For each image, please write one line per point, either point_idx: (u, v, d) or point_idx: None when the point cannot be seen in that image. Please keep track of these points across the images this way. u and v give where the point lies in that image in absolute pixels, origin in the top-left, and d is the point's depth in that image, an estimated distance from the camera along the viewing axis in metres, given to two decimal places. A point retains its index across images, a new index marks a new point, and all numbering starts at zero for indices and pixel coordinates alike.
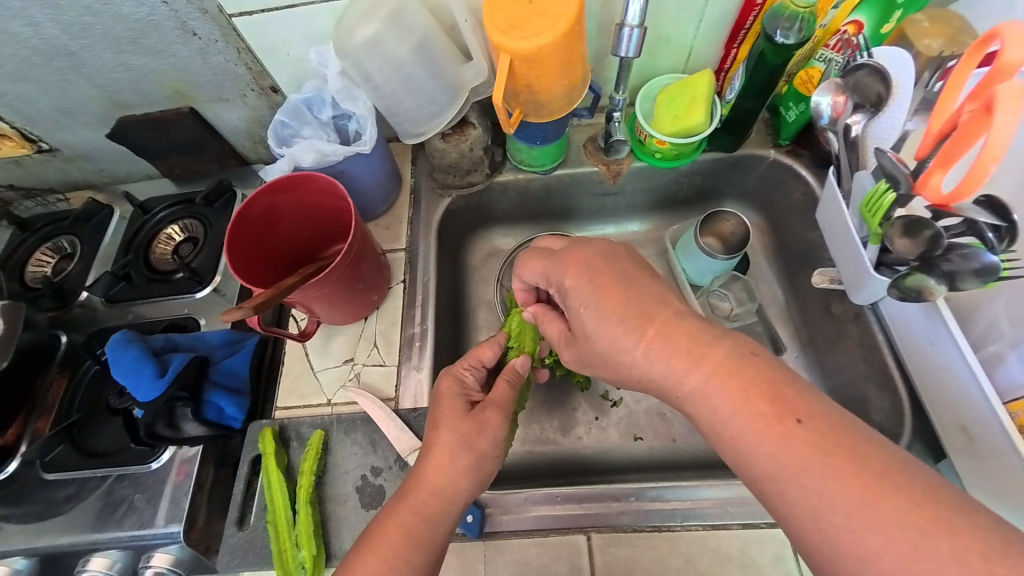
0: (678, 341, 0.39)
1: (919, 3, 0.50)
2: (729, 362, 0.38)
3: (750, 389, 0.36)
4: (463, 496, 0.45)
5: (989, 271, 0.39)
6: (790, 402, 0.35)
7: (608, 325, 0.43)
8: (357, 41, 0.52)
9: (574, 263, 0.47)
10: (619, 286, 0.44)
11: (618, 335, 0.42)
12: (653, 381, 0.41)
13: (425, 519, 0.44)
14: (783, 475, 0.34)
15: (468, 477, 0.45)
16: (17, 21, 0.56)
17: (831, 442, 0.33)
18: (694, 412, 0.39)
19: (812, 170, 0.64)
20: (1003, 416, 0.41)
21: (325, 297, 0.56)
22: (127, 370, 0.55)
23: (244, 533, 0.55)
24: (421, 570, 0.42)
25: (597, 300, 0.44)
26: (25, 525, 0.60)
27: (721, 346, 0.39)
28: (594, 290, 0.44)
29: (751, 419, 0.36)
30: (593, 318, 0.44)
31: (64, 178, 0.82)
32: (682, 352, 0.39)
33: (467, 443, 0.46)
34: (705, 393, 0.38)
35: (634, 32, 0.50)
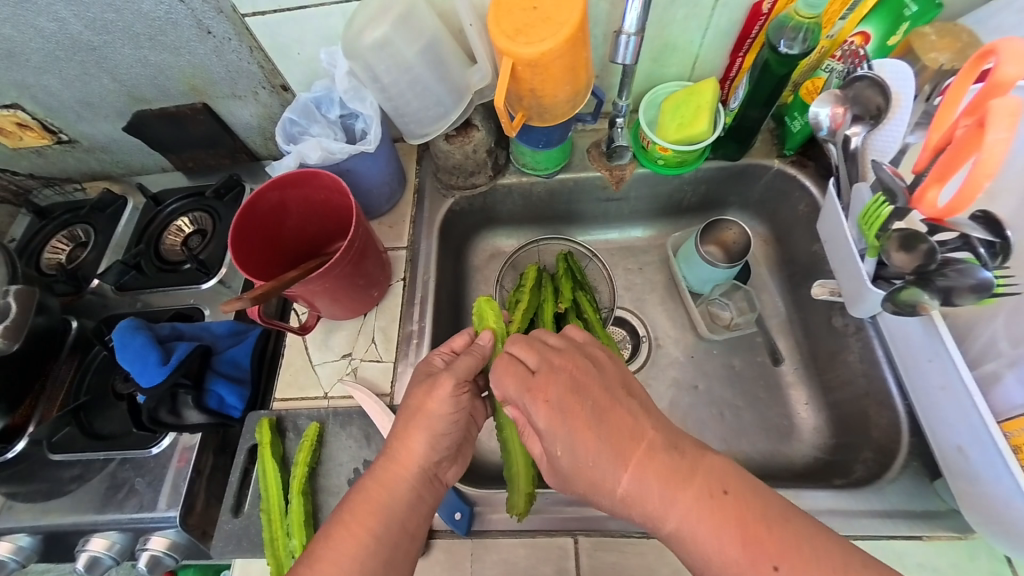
0: (656, 480, 0.37)
1: (927, 16, 0.49)
2: (706, 502, 0.36)
3: (728, 528, 0.35)
4: (419, 458, 0.46)
5: (985, 288, 0.38)
6: (765, 544, 0.34)
7: (583, 465, 0.40)
8: (366, 43, 0.53)
9: (544, 396, 0.42)
10: (589, 419, 0.40)
11: (597, 475, 0.39)
12: (634, 514, 0.39)
13: (387, 483, 0.45)
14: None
15: (422, 440, 0.46)
16: (44, 16, 0.58)
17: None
18: (678, 547, 0.37)
19: (816, 181, 0.64)
20: (999, 439, 0.41)
21: (327, 292, 0.57)
22: (134, 356, 0.57)
23: (238, 520, 0.56)
24: (380, 536, 0.43)
25: (570, 438, 0.40)
26: (31, 503, 0.62)
27: (697, 478, 0.37)
28: (563, 425, 0.40)
29: (731, 560, 0.35)
30: (569, 458, 0.40)
31: (83, 169, 0.85)
32: (660, 492, 0.37)
33: (418, 408, 0.47)
34: (688, 533, 0.36)
35: (631, 39, 0.50)
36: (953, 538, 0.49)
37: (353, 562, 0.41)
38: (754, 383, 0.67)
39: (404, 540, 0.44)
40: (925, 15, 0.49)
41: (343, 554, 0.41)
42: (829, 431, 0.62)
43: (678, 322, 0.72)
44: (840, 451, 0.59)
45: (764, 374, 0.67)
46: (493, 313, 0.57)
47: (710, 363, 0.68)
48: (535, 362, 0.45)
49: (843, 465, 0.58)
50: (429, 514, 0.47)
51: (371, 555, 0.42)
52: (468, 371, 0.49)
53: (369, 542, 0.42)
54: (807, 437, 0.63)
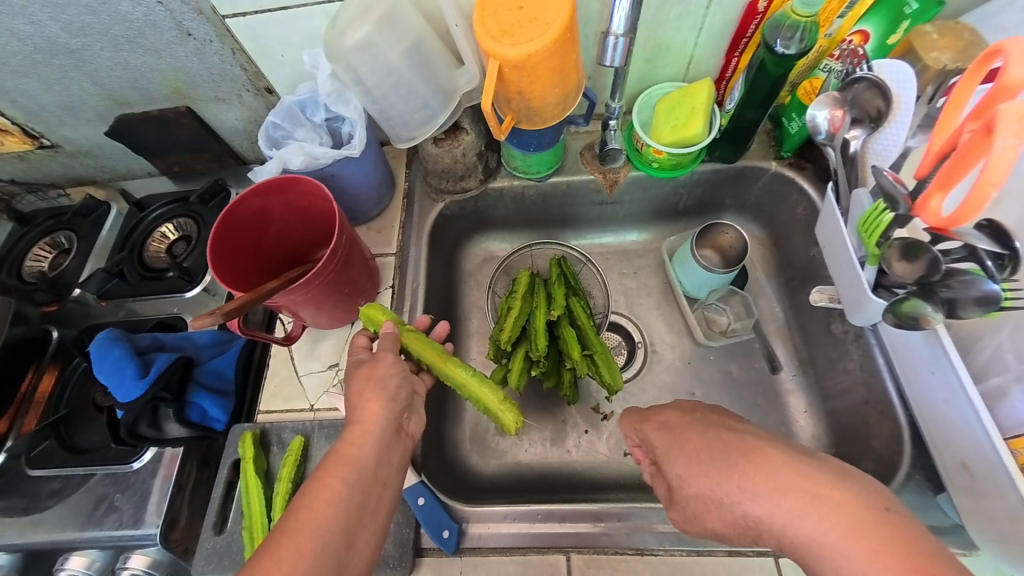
0: (791, 490, 0.36)
1: (928, 13, 0.48)
2: (857, 514, 0.34)
3: (885, 549, 0.32)
4: (382, 413, 0.46)
5: (990, 300, 0.37)
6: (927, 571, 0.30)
7: (694, 473, 0.42)
8: (348, 44, 0.51)
9: (659, 418, 0.48)
10: (697, 431, 0.44)
11: (715, 483, 0.40)
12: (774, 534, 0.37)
13: (354, 434, 0.45)
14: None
15: (381, 398, 0.47)
16: (18, 19, 0.57)
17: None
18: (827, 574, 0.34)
19: (814, 184, 0.62)
20: (1007, 458, 0.39)
21: (311, 301, 0.55)
22: (111, 369, 0.55)
23: (221, 537, 0.55)
24: (349, 485, 0.41)
25: (683, 447, 0.44)
26: (10, 520, 0.60)
27: (842, 493, 0.35)
28: (673, 439, 0.45)
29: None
30: (687, 469, 0.42)
31: (67, 173, 0.83)
32: (790, 498, 0.36)
33: (371, 380, 0.48)
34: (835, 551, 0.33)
35: (619, 41, 0.48)
36: (957, 554, 0.47)
37: (330, 509, 0.40)
38: (752, 391, 0.65)
39: (376, 487, 0.43)
40: (925, 14, 0.48)
41: (319, 502, 0.40)
42: (828, 441, 0.60)
43: (675, 328, 0.70)
44: None
45: (762, 381, 0.65)
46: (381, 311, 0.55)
47: (708, 370, 0.67)
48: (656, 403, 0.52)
49: None
50: (399, 467, 0.46)
51: (344, 501, 0.40)
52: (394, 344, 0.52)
53: (339, 491, 0.41)
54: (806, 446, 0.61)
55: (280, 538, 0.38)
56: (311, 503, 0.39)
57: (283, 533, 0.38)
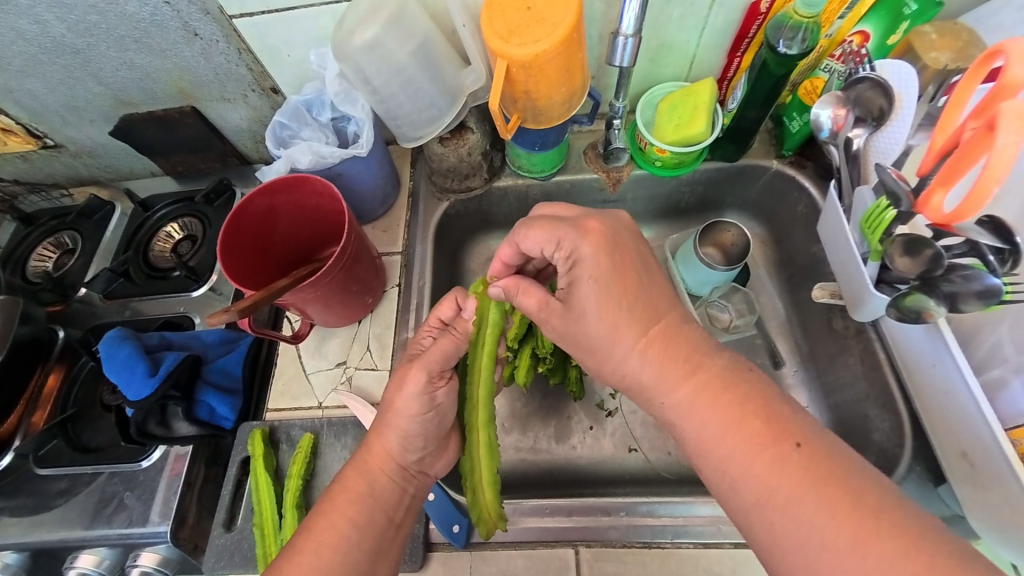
0: (668, 354, 0.40)
1: (927, 14, 0.49)
2: (724, 375, 0.38)
3: (743, 406, 0.37)
4: (396, 457, 0.48)
5: (991, 293, 0.38)
6: (787, 425, 0.35)
7: (609, 305, 0.41)
8: (356, 44, 0.51)
9: (593, 233, 0.44)
10: (612, 262, 0.43)
11: (620, 324, 0.41)
12: (641, 383, 0.41)
13: (371, 473, 0.47)
14: (747, 482, 0.35)
15: (393, 441, 0.47)
16: (24, 18, 0.57)
17: (827, 471, 0.33)
18: (676, 423, 0.39)
19: (815, 182, 0.63)
20: (1008, 451, 0.40)
21: (319, 299, 0.56)
22: (120, 367, 0.55)
23: (231, 534, 0.55)
24: (361, 528, 0.44)
25: (607, 280, 0.42)
26: (16, 519, 0.61)
27: (710, 359, 0.40)
28: (609, 269, 0.42)
29: (742, 436, 0.36)
30: (596, 296, 0.42)
31: (70, 173, 0.83)
32: (676, 360, 0.40)
33: (385, 435, 0.48)
34: (693, 405, 0.38)
35: (629, 40, 0.49)
36: None
37: (337, 555, 0.41)
38: None
39: (388, 531, 0.45)
40: (924, 14, 0.49)
41: (325, 548, 0.42)
42: None
43: None
44: None
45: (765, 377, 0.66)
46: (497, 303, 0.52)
47: None
48: (584, 212, 0.48)
49: None
50: (412, 507, 0.48)
51: (354, 547, 0.42)
52: (454, 355, 0.50)
53: (349, 534, 0.43)
54: None
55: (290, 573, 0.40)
56: (318, 551, 0.41)
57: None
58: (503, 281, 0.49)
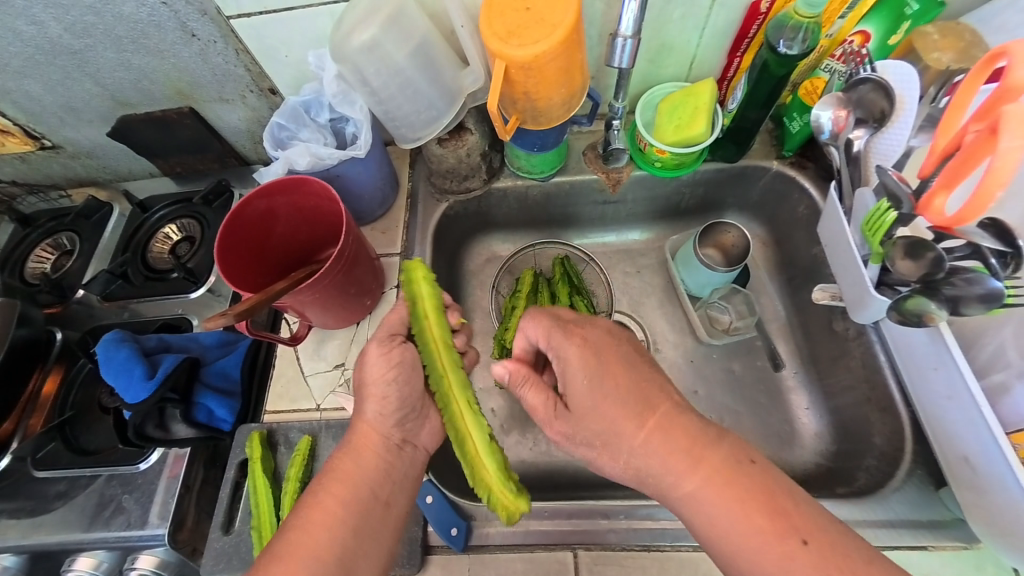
0: (670, 444, 0.40)
1: (929, 15, 0.48)
2: (729, 469, 0.39)
3: (749, 501, 0.37)
4: (381, 429, 0.48)
5: (993, 297, 0.38)
6: (795, 521, 0.36)
7: (604, 406, 0.43)
8: (354, 45, 0.51)
9: (578, 338, 0.46)
10: (591, 368, 0.44)
11: (619, 419, 0.42)
12: (652, 476, 0.41)
13: (355, 452, 0.47)
14: (751, 571, 0.36)
15: (372, 410, 0.48)
16: (21, 20, 0.56)
17: (838, 565, 0.34)
18: (685, 513, 0.40)
19: (816, 183, 0.63)
20: (1010, 455, 0.41)
21: (317, 301, 0.55)
22: (118, 370, 0.55)
23: (229, 538, 0.55)
24: (346, 504, 0.44)
25: (596, 380, 0.44)
26: (15, 522, 0.61)
27: (710, 449, 0.40)
28: (597, 368, 0.44)
29: (751, 531, 0.37)
30: (591, 397, 0.43)
31: (68, 174, 0.83)
32: (682, 454, 0.40)
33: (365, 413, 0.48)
34: (701, 499, 0.39)
35: (627, 42, 0.49)
36: (959, 548, 0.48)
37: (327, 535, 0.42)
38: (755, 390, 0.65)
39: (376, 508, 0.45)
40: (926, 16, 0.48)
41: (313, 524, 0.42)
42: (830, 437, 0.61)
43: (677, 327, 0.70)
44: (842, 458, 0.59)
45: (765, 379, 0.66)
46: (424, 272, 0.51)
47: (710, 368, 0.67)
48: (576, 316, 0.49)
49: (845, 472, 0.57)
50: (402, 482, 0.47)
51: (340, 523, 0.42)
52: (403, 322, 0.52)
53: (336, 510, 0.43)
54: (809, 443, 0.62)
55: (280, 552, 0.41)
56: (305, 528, 0.42)
57: (277, 555, 0.41)
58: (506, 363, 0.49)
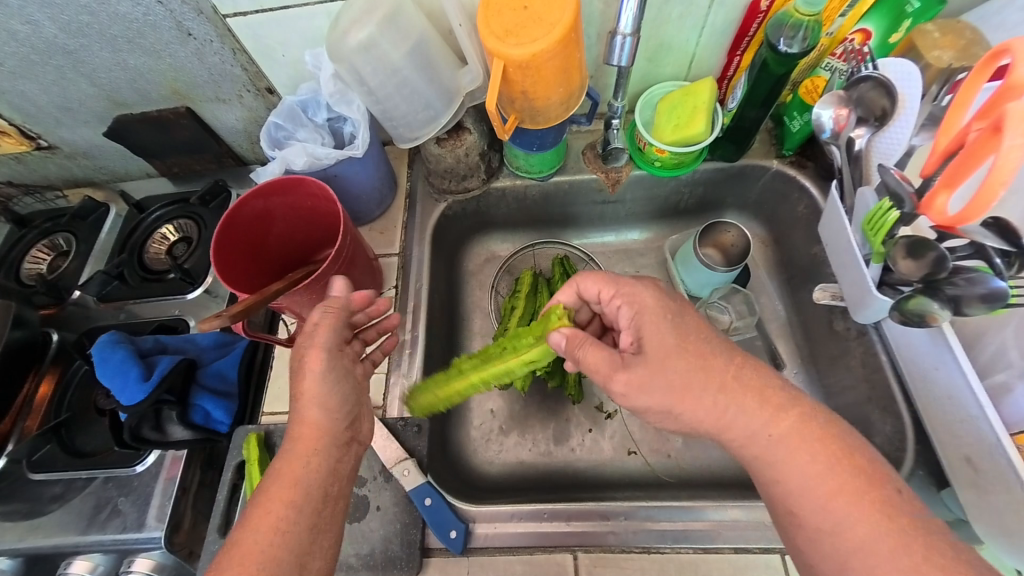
0: (758, 390, 0.42)
1: (929, 12, 0.48)
2: (814, 422, 0.40)
3: (839, 452, 0.39)
4: (328, 425, 0.46)
5: (996, 297, 0.37)
6: (880, 480, 0.38)
7: (690, 342, 0.44)
8: (351, 44, 0.51)
9: (656, 281, 0.48)
10: (672, 317, 0.45)
11: (703, 360, 0.43)
12: (736, 425, 0.41)
13: (303, 434, 0.45)
14: (846, 528, 0.36)
15: (318, 409, 0.45)
16: (15, 19, 0.56)
17: (919, 518, 0.36)
18: (773, 460, 0.40)
19: (816, 183, 0.62)
20: (1014, 455, 0.40)
21: (314, 302, 0.55)
22: (113, 372, 0.55)
23: (226, 540, 0.55)
24: (298, 507, 0.42)
25: (679, 322, 0.45)
26: (10, 524, 0.60)
27: (788, 404, 0.41)
28: (677, 312, 0.45)
29: (835, 489, 0.37)
30: (675, 341, 0.44)
31: (65, 174, 0.82)
32: (769, 408, 0.41)
33: (308, 402, 0.46)
34: (784, 445, 0.40)
35: (627, 41, 0.48)
36: None
37: (277, 536, 0.40)
38: None
39: (328, 504, 0.44)
40: (926, 13, 0.48)
41: (263, 532, 0.40)
42: None
43: None
44: None
45: None
46: (416, 403, 0.56)
47: None
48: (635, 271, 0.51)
49: None
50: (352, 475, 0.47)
51: (294, 527, 0.41)
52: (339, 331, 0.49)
53: (288, 513, 0.41)
54: None
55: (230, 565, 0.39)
56: (254, 535, 0.40)
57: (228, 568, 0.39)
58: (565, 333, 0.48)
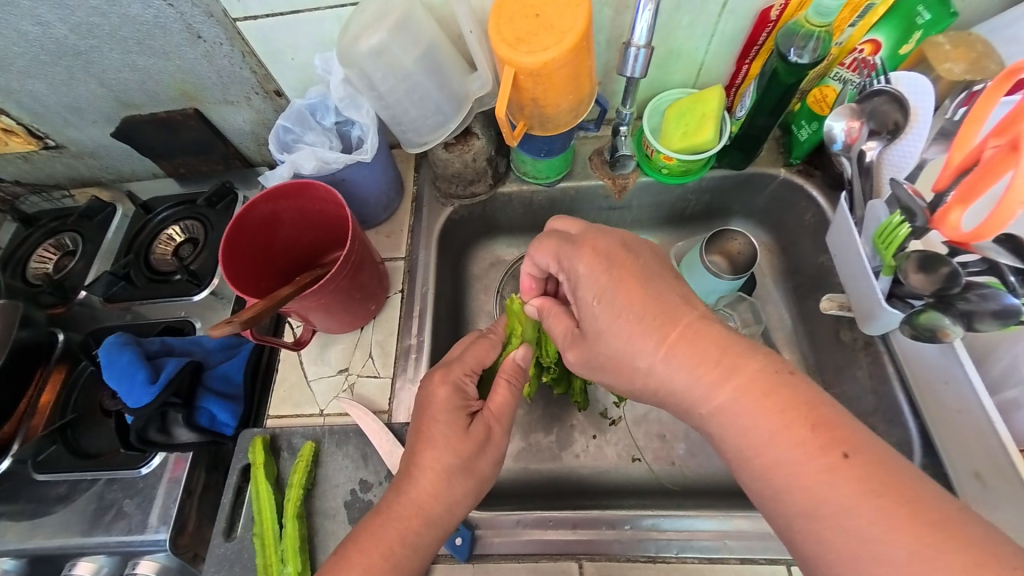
0: (697, 355, 0.38)
1: (941, 24, 0.48)
2: (762, 381, 0.36)
3: (785, 412, 0.35)
4: (457, 517, 0.47)
5: (1009, 314, 0.37)
6: (837, 433, 0.34)
7: (620, 314, 0.41)
8: (362, 50, 0.51)
9: (589, 249, 0.45)
10: (609, 289, 0.42)
11: (635, 334, 0.40)
12: (674, 391, 0.39)
13: (439, 501, 0.46)
14: (793, 492, 0.34)
15: (467, 500, 0.47)
16: (27, 20, 0.56)
17: (881, 481, 0.32)
18: (718, 432, 0.37)
19: (824, 192, 0.62)
20: (1021, 469, 0.41)
21: (321, 307, 0.55)
22: (120, 375, 0.55)
23: (231, 544, 0.55)
24: None
25: (610, 297, 0.42)
26: (14, 524, 0.60)
27: (743, 361, 0.37)
28: (609, 284, 0.42)
29: (789, 445, 0.34)
30: (605, 314, 0.42)
31: (71, 174, 0.82)
32: (710, 362, 0.38)
33: (467, 467, 0.47)
34: (731, 413, 0.37)
35: (640, 52, 0.48)
36: None
37: None
38: None
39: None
40: (937, 25, 0.48)
41: None
42: None
43: None
44: None
45: None
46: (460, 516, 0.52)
47: None
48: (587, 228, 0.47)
49: None
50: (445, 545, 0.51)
51: None
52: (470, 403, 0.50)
53: None
54: None
55: None
56: None
57: None
58: (536, 300, 0.52)
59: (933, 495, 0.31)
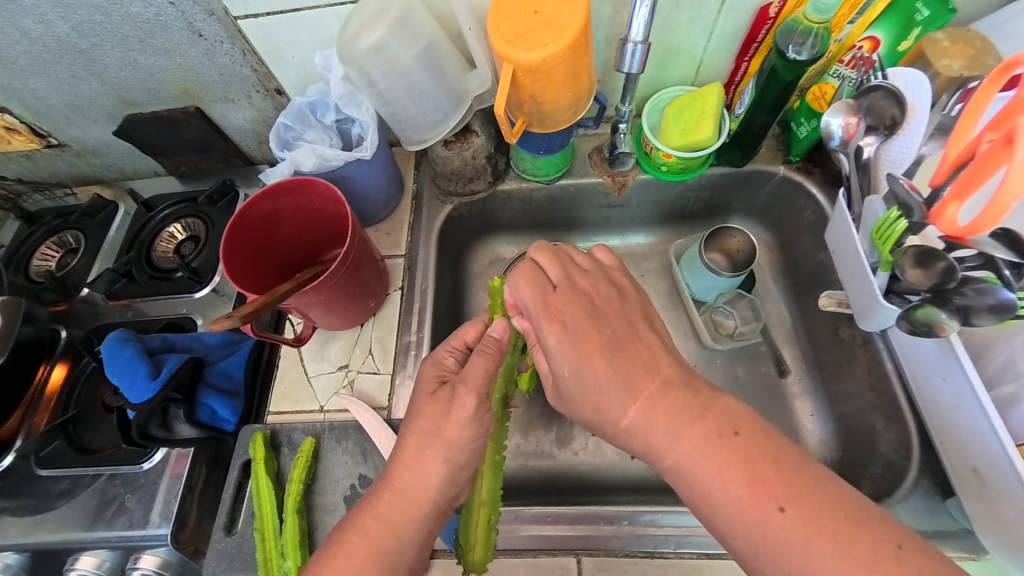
0: (654, 420, 0.39)
1: (940, 21, 0.48)
2: (710, 441, 0.37)
3: (730, 469, 0.36)
4: (432, 497, 0.45)
5: (1005, 308, 0.38)
6: (774, 486, 0.35)
7: (590, 390, 0.42)
8: (362, 47, 0.51)
9: (558, 318, 0.43)
10: (576, 355, 0.42)
11: (602, 406, 0.41)
12: (637, 450, 0.41)
13: (409, 470, 0.46)
14: (739, 542, 0.36)
15: (439, 473, 0.45)
16: (29, 18, 0.56)
17: (820, 533, 0.33)
18: (674, 487, 0.40)
19: (823, 189, 0.62)
20: (1019, 465, 0.41)
21: (322, 303, 0.55)
22: (122, 370, 0.55)
23: (231, 538, 0.55)
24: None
25: (578, 368, 0.42)
26: (16, 520, 0.61)
27: (693, 421, 0.38)
28: (576, 358, 0.42)
29: (735, 498, 0.36)
30: (574, 386, 0.42)
31: (74, 172, 0.83)
32: (665, 426, 0.39)
33: (435, 431, 0.46)
34: (683, 472, 0.38)
35: (638, 47, 0.48)
36: (967, 559, 0.47)
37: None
38: (758, 397, 0.65)
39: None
40: (937, 21, 0.48)
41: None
42: (835, 444, 0.61)
43: (682, 332, 0.70)
44: (848, 467, 0.58)
45: (769, 385, 0.65)
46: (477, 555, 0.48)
47: (714, 373, 0.67)
48: (559, 283, 0.46)
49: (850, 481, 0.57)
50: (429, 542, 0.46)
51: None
52: (449, 368, 0.50)
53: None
54: (813, 451, 0.62)
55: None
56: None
57: None
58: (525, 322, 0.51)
59: (869, 542, 0.32)
